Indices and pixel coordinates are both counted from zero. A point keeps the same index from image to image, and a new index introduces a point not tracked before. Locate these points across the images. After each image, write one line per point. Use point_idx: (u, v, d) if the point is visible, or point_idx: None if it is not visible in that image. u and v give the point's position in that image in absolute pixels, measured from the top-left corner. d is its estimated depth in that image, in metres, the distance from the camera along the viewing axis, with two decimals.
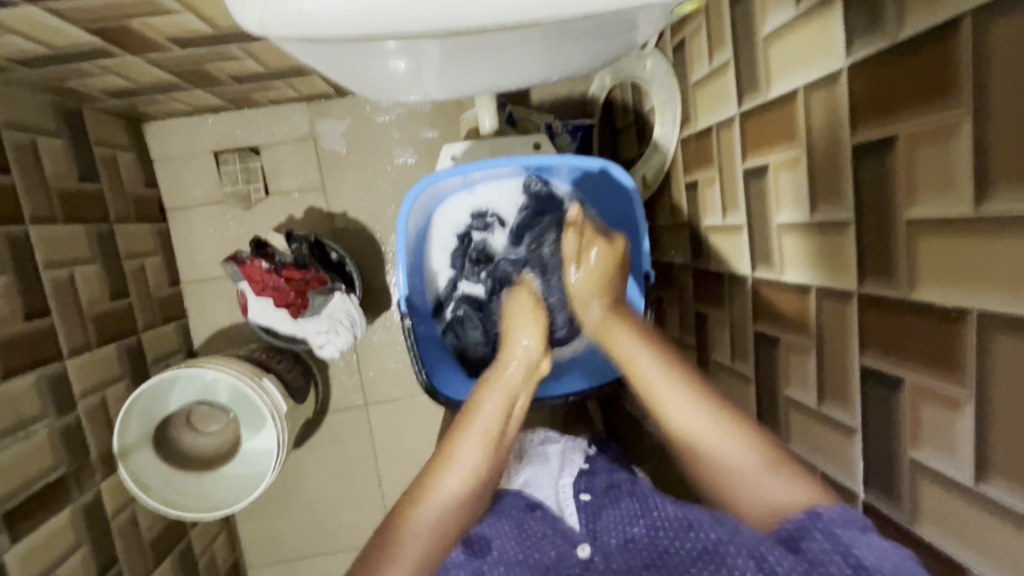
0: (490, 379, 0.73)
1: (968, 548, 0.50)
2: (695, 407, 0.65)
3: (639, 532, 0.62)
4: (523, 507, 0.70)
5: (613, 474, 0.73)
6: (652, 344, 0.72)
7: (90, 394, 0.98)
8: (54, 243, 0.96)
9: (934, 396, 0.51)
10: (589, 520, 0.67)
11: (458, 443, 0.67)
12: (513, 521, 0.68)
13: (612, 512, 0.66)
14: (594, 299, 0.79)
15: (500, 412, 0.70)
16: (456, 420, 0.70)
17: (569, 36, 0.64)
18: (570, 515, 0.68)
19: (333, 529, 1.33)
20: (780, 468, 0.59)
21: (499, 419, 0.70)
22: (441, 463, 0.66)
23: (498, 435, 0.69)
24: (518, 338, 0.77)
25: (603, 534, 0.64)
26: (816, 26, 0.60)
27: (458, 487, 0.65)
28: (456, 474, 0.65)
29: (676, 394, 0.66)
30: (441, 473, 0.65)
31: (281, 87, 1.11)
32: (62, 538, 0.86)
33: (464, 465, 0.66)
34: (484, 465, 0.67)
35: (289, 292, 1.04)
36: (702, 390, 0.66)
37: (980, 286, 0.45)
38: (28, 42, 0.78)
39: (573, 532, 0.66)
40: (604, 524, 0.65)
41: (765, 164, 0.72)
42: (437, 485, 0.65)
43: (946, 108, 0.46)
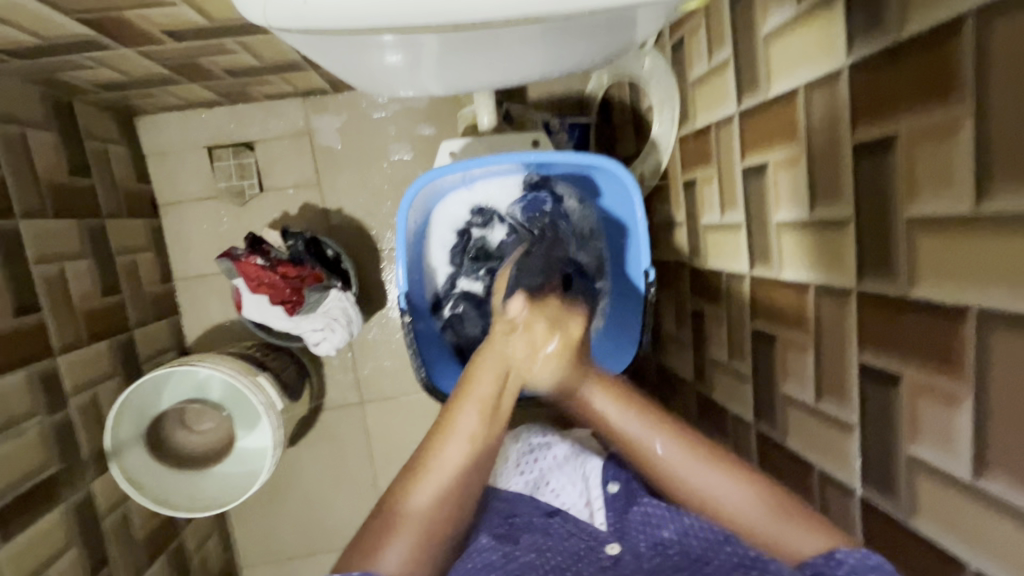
0: (488, 353, 0.74)
1: (965, 542, 0.50)
2: (677, 445, 0.67)
3: (669, 536, 0.66)
4: (543, 513, 0.73)
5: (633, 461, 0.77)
6: (628, 405, 0.71)
7: (81, 391, 0.97)
8: (44, 237, 0.94)
9: (932, 392, 0.51)
10: (616, 518, 0.71)
11: (457, 413, 0.68)
12: (536, 526, 0.71)
13: (641, 511, 0.70)
14: (563, 372, 0.75)
15: (494, 386, 0.70)
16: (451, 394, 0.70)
17: (570, 34, 0.64)
18: (597, 513, 0.73)
19: (327, 528, 1.32)
20: (769, 502, 0.62)
21: (494, 393, 0.70)
22: (441, 431, 0.67)
23: (494, 408, 0.69)
24: (510, 339, 0.75)
25: (631, 533, 0.69)
26: (816, 25, 0.61)
27: (460, 456, 0.66)
28: (457, 442, 0.66)
29: (669, 447, 0.67)
30: (442, 441, 0.66)
31: (277, 82, 1.10)
32: (53, 537, 0.85)
33: (462, 433, 0.67)
34: (481, 435, 0.68)
35: (284, 289, 1.04)
36: (696, 441, 0.67)
37: (980, 283, 0.46)
38: (19, 32, 0.76)
39: (600, 532, 0.70)
40: (631, 523, 0.70)
41: (764, 163, 0.73)
42: (438, 454, 0.65)
43: (947, 107, 0.47)
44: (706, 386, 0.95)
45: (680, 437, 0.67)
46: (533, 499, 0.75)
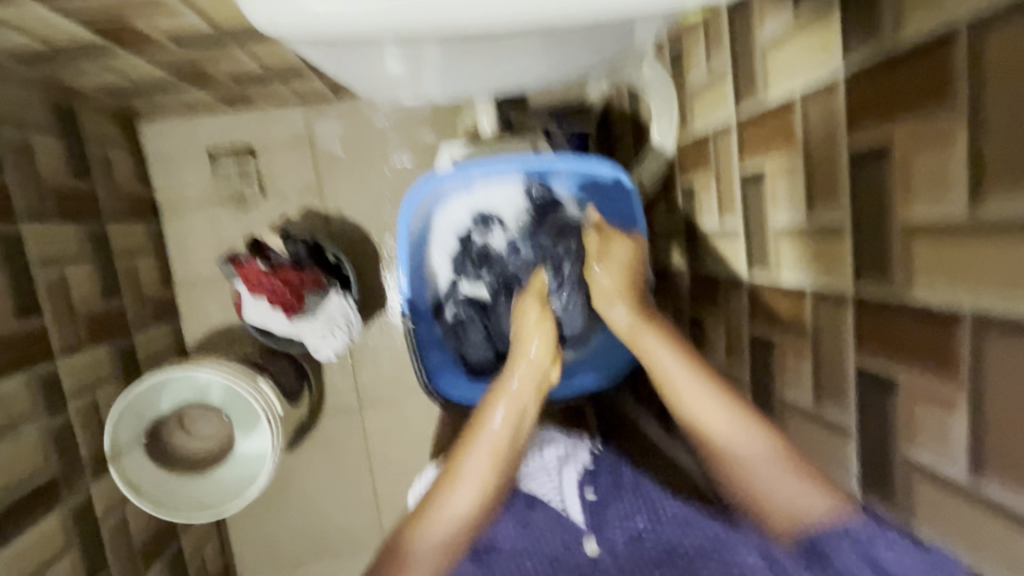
0: (499, 389, 0.75)
1: (962, 544, 0.51)
2: (731, 419, 0.68)
3: (643, 527, 0.77)
4: (525, 503, 0.83)
5: (615, 477, 0.88)
6: (680, 350, 0.74)
7: (80, 394, 0.97)
8: (47, 241, 0.94)
9: (929, 396, 0.52)
10: (595, 516, 0.81)
11: (467, 456, 0.72)
12: (517, 514, 0.81)
13: (616, 511, 0.81)
14: (618, 300, 0.78)
15: (508, 429, 0.73)
16: (463, 434, 0.74)
17: (572, 43, 0.65)
18: (574, 509, 0.82)
19: (325, 532, 1.32)
20: (809, 478, 0.62)
21: (507, 436, 0.73)
22: (450, 478, 0.71)
23: (507, 448, 0.73)
24: (528, 350, 0.77)
25: (607, 527, 0.79)
26: (814, 36, 0.62)
27: (467, 501, 0.70)
28: (465, 487, 0.71)
29: (719, 408, 0.69)
30: (450, 487, 0.70)
31: (279, 87, 1.11)
32: (51, 540, 0.85)
33: (472, 478, 0.71)
34: (492, 476, 0.71)
35: (285, 293, 1.04)
36: (743, 406, 0.69)
37: (975, 289, 0.47)
38: (24, 36, 0.77)
39: (578, 527, 0.80)
40: (607, 520, 0.80)
41: (762, 170, 0.74)
42: (446, 499, 0.70)
43: (942, 116, 0.48)
44: None
45: (730, 406, 0.68)
46: (522, 498, 0.84)
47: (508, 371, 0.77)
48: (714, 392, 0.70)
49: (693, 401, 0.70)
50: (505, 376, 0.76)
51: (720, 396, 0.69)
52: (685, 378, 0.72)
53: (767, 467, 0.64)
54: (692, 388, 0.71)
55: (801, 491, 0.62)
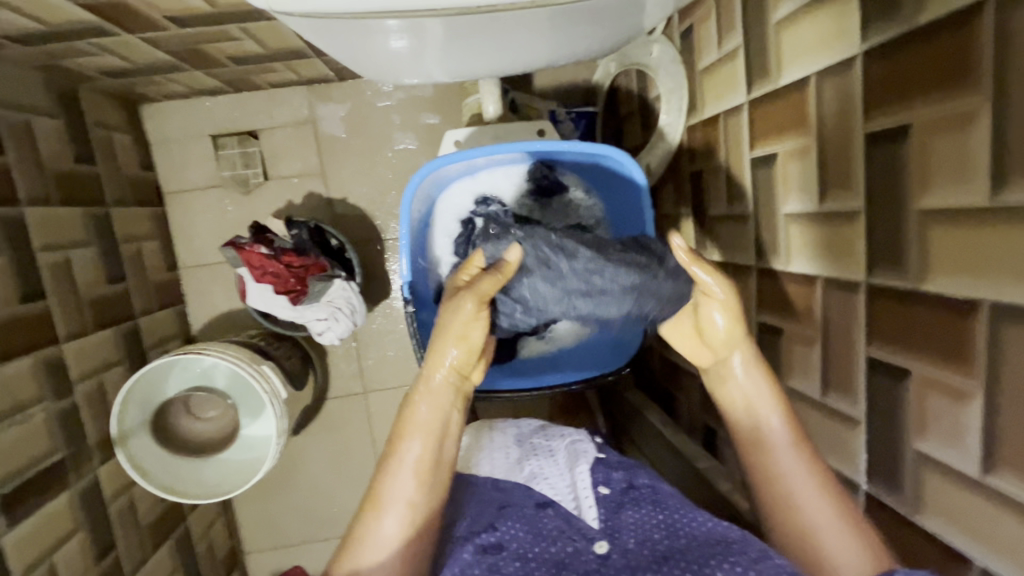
0: (413, 401, 0.68)
1: (972, 538, 0.50)
2: (796, 450, 0.64)
3: (658, 533, 0.64)
4: (534, 504, 0.70)
5: (630, 475, 0.75)
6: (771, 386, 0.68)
7: (87, 378, 0.97)
8: (50, 225, 0.94)
9: (941, 387, 0.51)
10: (608, 516, 0.69)
11: (390, 479, 0.66)
12: (525, 517, 0.68)
13: (632, 514, 0.68)
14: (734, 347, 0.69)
15: (428, 438, 0.67)
16: (383, 452, 0.68)
17: (576, 16, 0.62)
18: (588, 511, 0.70)
19: (331, 516, 1.33)
20: (853, 526, 0.59)
21: (429, 447, 0.67)
22: (375, 503, 0.65)
23: (431, 464, 0.67)
24: (445, 355, 0.68)
25: (623, 532, 0.65)
26: (829, 11, 0.59)
27: (397, 527, 0.65)
28: (392, 511, 0.65)
29: (785, 442, 0.65)
30: (377, 513, 0.65)
31: (281, 70, 1.09)
32: (60, 522, 0.86)
33: (398, 502, 0.65)
34: (420, 495, 0.66)
35: (289, 279, 1.04)
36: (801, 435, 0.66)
37: (993, 277, 0.45)
38: (20, 17, 0.75)
39: (590, 529, 0.66)
40: (623, 523, 0.67)
41: (774, 153, 0.72)
42: (373, 528, 0.65)
43: (963, 95, 0.46)
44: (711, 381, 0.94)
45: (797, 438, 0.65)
46: (527, 490, 0.73)
47: (423, 381, 0.68)
48: (792, 430, 0.66)
49: (764, 425, 0.67)
50: (421, 386, 0.68)
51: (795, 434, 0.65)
52: (761, 401, 0.67)
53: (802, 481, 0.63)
54: (767, 415, 0.67)
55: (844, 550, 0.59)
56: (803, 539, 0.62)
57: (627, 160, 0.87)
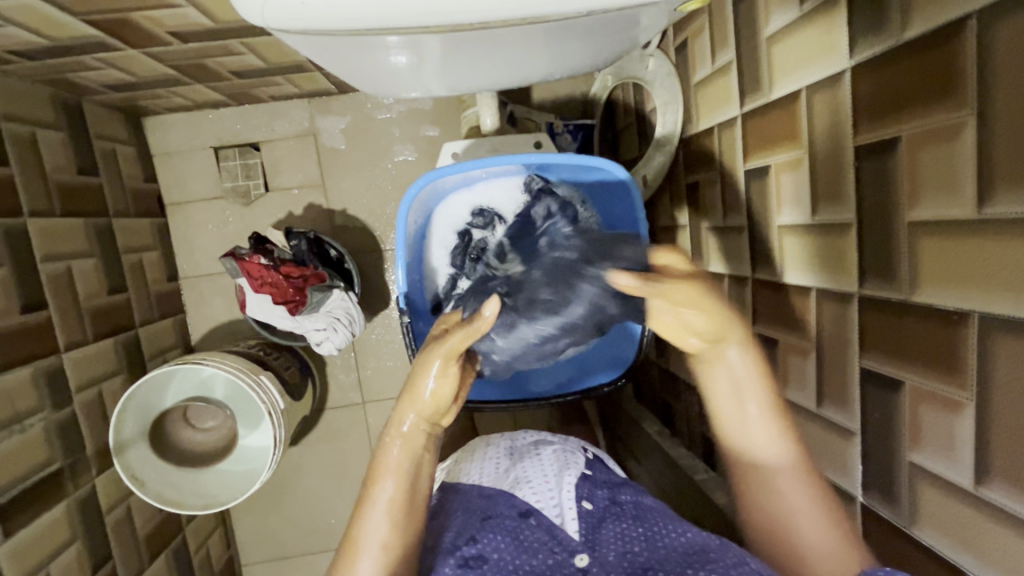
0: (385, 449, 0.69)
1: (966, 550, 0.50)
2: (781, 441, 0.65)
3: (639, 548, 0.65)
4: (517, 513, 0.70)
5: (613, 491, 0.75)
6: (763, 375, 0.66)
7: (86, 388, 0.98)
8: (52, 236, 0.95)
9: (934, 398, 0.51)
10: (588, 531, 0.68)
11: (364, 522, 0.65)
12: (506, 529, 0.68)
13: (613, 529, 0.68)
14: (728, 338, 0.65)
15: (402, 480, 0.68)
16: (358, 498, 0.68)
17: (571, 32, 0.63)
18: (569, 522, 0.69)
19: (329, 528, 1.32)
20: (834, 520, 0.61)
21: (402, 487, 0.67)
22: (351, 548, 0.65)
23: (405, 503, 0.67)
24: (418, 402, 0.69)
25: (603, 545, 0.66)
26: (818, 26, 0.60)
27: (372, 570, 0.64)
28: (368, 555, 0.64)
29: (767, 431, 0.65)
30: (353, 560, 0.64)
31: (282, 83, 1.11)
32: (56, 532, 0.86)
33: (373, 543, 0.64)
34: (397, 536, 0.65)
35: (288, 289, 1.04)
36: (785, 421, 0.66)
37: (983, 289, 0.45)
38: (27, 33, 0.77)
39: (571, 540, 0.67)
40: (604, 537, 0.68)
41: (767, 165, 0.72)
42: (349, 572, 0.64)
43: (949, 109, 0.46)
44: None
45: (779, 428, 0.65)
46: (510, 497, 0.73)
47: (393, 426, 0.69)
48: (774, 419, 0.66)
49: (750, 416, 0.66)
50: (393, 429, 0.69)
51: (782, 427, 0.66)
52: (750, 388, 0.66)
53: (789, 476, 0.64)
54: (748, 402, 0.66)
55: (830, 547, 0.60)
56: (781, 531, 0.64)
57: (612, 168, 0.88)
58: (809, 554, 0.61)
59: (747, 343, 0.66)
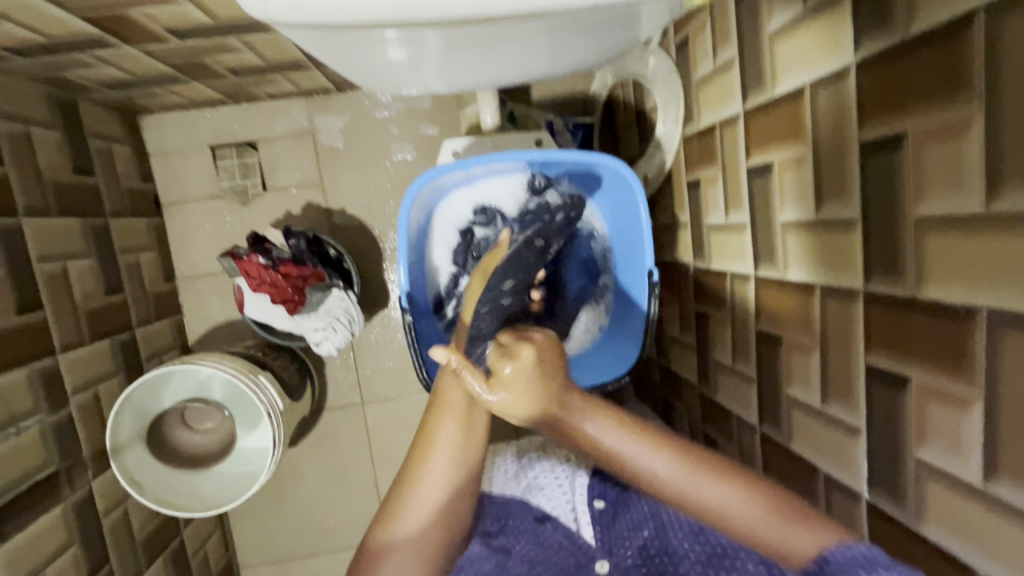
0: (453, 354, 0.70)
1: (974, 547, 0.49)
2: (673, 462, 0.59)
3: (649, 535, 0.66)
4: (534, 518, 0.70)
5: (625, 478, 0.75)
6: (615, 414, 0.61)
7: (83, 390, 0.97)
8: (48, 236, 0.94)
9: (941, 396, 0.51)
10: (603, 532, 0.68)
11: (435, 423, 0.65)
12: (525, 532, 0.69)
13: (627, 525, 0.68)
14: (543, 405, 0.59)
15: (466, 385, 0.67)
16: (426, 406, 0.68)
17: (573, 27, 0.63)
18: (584, 527, 0.69)
19: (328, 530, 1.32)
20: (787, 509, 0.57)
21: (467, 393, 0.67)
22: (422, 443, 0.65)
23: (471, 408, 0.67)
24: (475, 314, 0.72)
25: (617, 544, 0.66)
26: (822, 23, 0.60)
27: (444, 467, 0.63)
28: (441, 451, 0.64)
29: (655, 456, 0.59)
30: (425, 458, 0.64)
31: (280, 81, 1.10)
32: (53, 536, 0.85)
33: (444, 442, 0.64)
34: (466, 438, 0.65)
35: (286, 288, 1.02)
36: (669, 438, 0.61)
37: (991, 284, 0.45)
38: (21, 29, 0.76)
39: (590, 546, 0.66)
40: (619, 535, 0.67)
41: (770, 163, 0.72)
42: (422, 466, 0.64)
43: (956, 105, 0.46)
44: (710, 390, 0.94)
45: (664, 445, 0.60)
46: (525, 504, 0.73)
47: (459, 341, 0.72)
48: (643, 440, 0.60)
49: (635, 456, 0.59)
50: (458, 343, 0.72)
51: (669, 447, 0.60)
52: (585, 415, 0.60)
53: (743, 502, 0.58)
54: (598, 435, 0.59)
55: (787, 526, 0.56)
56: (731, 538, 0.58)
57: (614, 163, 0.85)
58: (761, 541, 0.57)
59: (576, 389, 0.60)
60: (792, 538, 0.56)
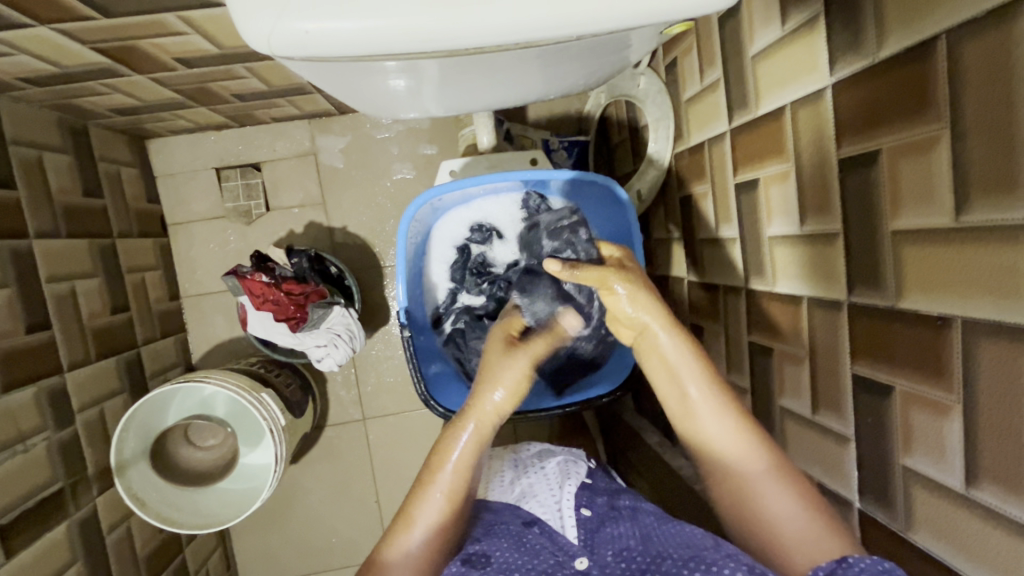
0: (455, 431, 0.72)
1: (960, 551, 0.50)
2: (730, 425, 0.65)
3: (634, 543, 0.66)
4: (521, 522, 0.72)
5: (613, 497, 0.76)
6: (698, 359, 0.69)
7: (89, 407, 0.98)
8: (57, 257, 0.97)
9: (923, 402, 0.52)
10: (588, 535, 0.70)
11: (421, 502, 0.68)
12: (511, 534, 0.70)
13: (612, 531, 0.69)
14: (648, 314, 0.70)
15: (465, 467, 0.70)
16: (417, 478, 0.70)
17: (564, 54, 0.65)
18: (570, 529, 0.71)
19: (329, 547, 1.32)
20: (822, 515, 0.59)
21: (463, 475, 0.70)
22: (405, 521, 0.67)
23: (463, 489, 0.69)
24: (489, 394, 0.74)
25: (601, 546, 0.67)
26: (801, 45, 0.63)
27: (424, 542, 0.66)
28: (420, 530, 0.67)
29: (721, 420, 0.66)
30: (405, 532, 0.66)
31: (284, 105, 1.14)
32: (58, 552, 0.86)
33: (426, 520, 0.67)
34: (448, 519, 0.68)
35: (288, 306, 1.07)
36: (733, 404, 0.66)
37: (964, 294, 0.47)
38: (36, 60, 0.79)
39: (571, 545, 0.68)
40: (602, 539, 0.68)
41: (756, 178, 0.74)
42: (399, 544, 0.66)
43: (925, 124, 0.48)
44: None
45: (728, 409, 0.66)
46: (515, 508, 0.75)
47: (465, 414, 0.73)
48: (717, 400, 0.66)
49: (694, 404, 0.68)
50: (464, 419, 0.73)
51: (735, 412, 0.66)
52: (685, 370, 0.68)
53: (752, 463, 0.63)
54: (687, 384, 0.68)
55: (782, 505, 0.60)
56: (760, 523, 0.62)
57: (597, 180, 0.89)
58: (781, 537, 0.60)
59: (670, 327, 0.70)
60: (805, 532, 0.58)
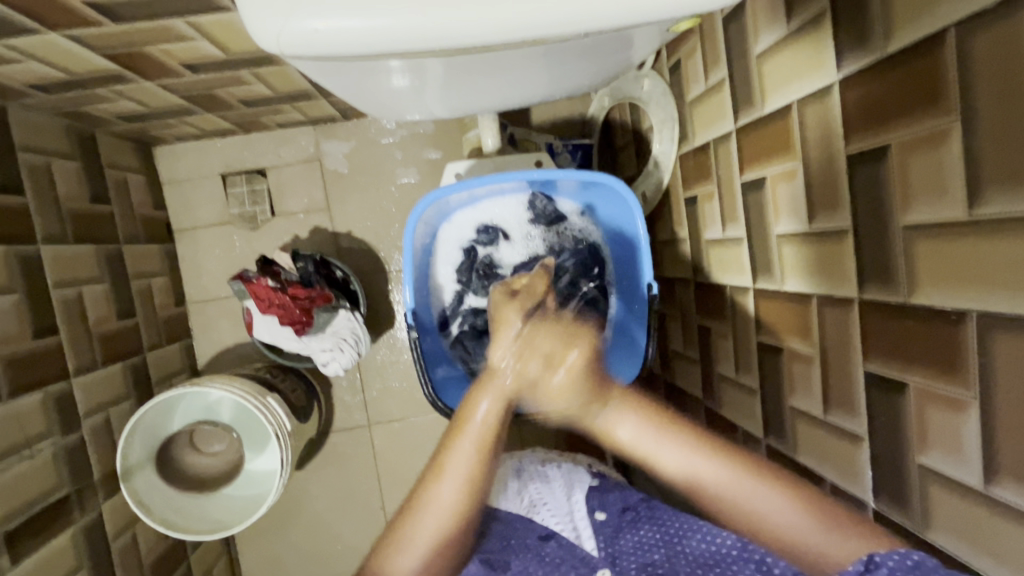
0: (486, 383, 0.76)
1: (981, 550, 0.49)
2: (698, 453, 0.66)
3: (658, 555, 0.68)
4: (537, 536, 0.76)
5: (624, 494, 0.79)
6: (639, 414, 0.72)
7: (94, 413, 0.98)
8: (65, 263, 0.97)
9: (939, 399, 0.51)
10: (607, 544, 0.73)
11: (453, 451, 0.69)
12: (528, 551, 0.74)
13: (630, 538, 0.72)
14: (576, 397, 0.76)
15: (493, 417, 0.73)
16: (449, 426, 0.72)
17: (569, 52, 0.65)
18: (587, 540, 0.75)
19: (335, 554, 1.31)
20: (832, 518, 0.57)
21: (492, 424, 0.72)
22: (435, 471, 0.68)
23: (492, 440, 0.71)
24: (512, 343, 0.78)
25: (623, 556, 0.71)
26: (806, 43, 0.63)
27: (455, 493, 0.67)
28: (451, 479, 0.67)
29: (679, 453, 0.67)
30: (437, 480, 0.67)
31: (289, 111, 1.14)
32: (64, 558, 0.86)
33: (458, 471, 0.68)
34: (478, 471, 0.69)
35: (295, 310, 1.03)
36: (697, 429, 0.68)
37: (979, 288, 0.46)
38: (46, 67, 0.80)
39: (591, 558, 0.72)
40: (621, 548, 0.72)
41: (763, 177, 0.74)
42: (432, 493, 0.67)
43: (936, 117, 0.48)
44: (715, 402, 0.94)
45: (692, 436, 0.67)
46: (528, 521, 0.78)
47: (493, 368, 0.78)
48: (682, 434, 0.68)
49: (661, 449, 0.68)
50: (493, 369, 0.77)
51: (687, 440, 0.67)
52: (634, 441, 0.71)
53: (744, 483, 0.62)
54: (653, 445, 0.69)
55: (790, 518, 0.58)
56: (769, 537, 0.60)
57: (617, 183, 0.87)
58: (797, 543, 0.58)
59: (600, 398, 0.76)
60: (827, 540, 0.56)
